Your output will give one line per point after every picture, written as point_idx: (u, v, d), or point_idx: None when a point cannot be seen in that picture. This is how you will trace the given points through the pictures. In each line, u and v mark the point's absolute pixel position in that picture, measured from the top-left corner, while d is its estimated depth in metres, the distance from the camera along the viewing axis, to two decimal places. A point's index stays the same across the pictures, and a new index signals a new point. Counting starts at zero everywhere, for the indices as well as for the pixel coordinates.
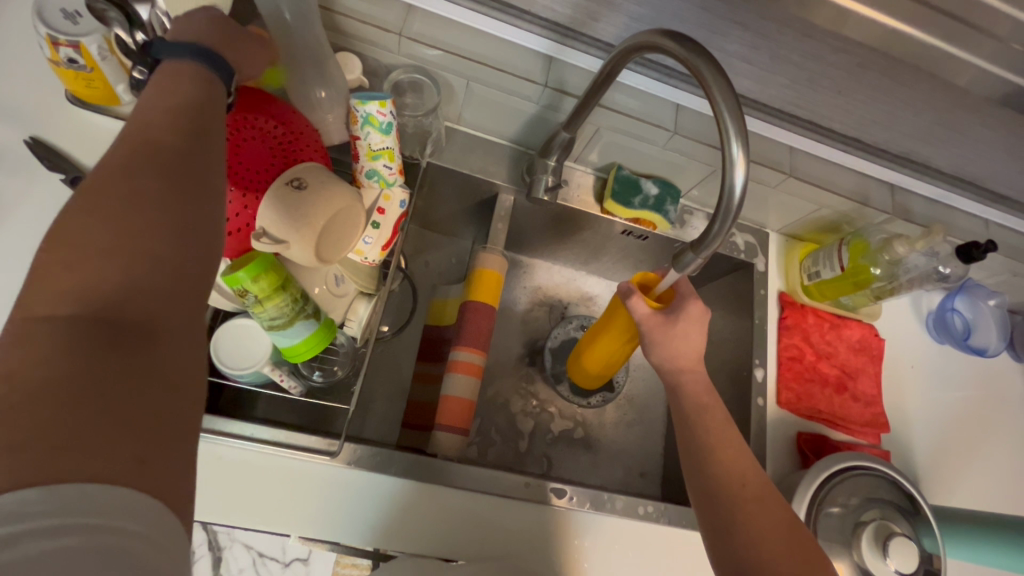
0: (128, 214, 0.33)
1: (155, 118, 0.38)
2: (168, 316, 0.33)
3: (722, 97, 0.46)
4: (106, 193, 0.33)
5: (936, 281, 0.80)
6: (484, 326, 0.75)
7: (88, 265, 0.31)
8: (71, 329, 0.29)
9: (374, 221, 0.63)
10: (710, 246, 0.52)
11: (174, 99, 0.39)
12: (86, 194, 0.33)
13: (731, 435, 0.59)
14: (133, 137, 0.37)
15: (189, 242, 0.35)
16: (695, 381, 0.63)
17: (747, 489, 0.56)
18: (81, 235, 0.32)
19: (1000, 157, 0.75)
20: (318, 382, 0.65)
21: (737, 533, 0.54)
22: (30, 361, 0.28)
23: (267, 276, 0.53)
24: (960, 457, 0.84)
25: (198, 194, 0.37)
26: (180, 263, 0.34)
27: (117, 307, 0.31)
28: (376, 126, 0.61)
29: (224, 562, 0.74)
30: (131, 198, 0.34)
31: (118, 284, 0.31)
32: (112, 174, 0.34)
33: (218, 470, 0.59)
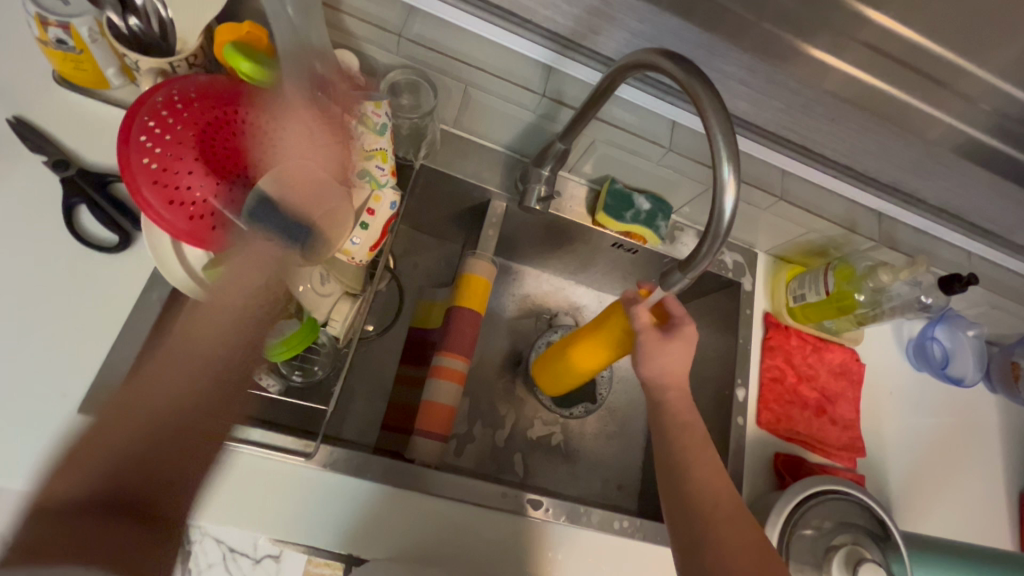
0: (165, 447, 0.49)
1: (210, 353, 0.53)
2: (165, 503, 0.48)
3: (717, 123, 0.46)
4: (163, 391, 0.50)
5: (918, 310, 0.80)
6: (468, 334, 0.73)
7: (142, 456, 0.47)
8: (87, 512, 0.43)
9: (363, 221, 0.62)
10: (699, 267, 0.52)
11: (247, 296, 0.54)
12: (169, 361, 0.52)
13: (707, 450, 0.60)
14: (193, 342, 0.53)
15: (202, 459, 0.52)
16: (676, 396, 0.63)
17: (719, 510, 0.56)
18: (146, 429, 0.49)
19: (984, 193, 0.77)
20: (297, 382, 0.65)
21: (707, 549, 0.54)
22: (67, 509, 0.43)
23: (250, 274, 0.53)
24: (932, 482, 0.85)
25: (227, 399, 0.54)
26: (185, 476, 0.50)
27: (133, 486, 0.47)
28: (372, 126, 0.61)
29: (193, 556, 0.73)
30: (170, 420, 0.50)
31: (139, 481, 0.47)
32: (172, 383, 0.51)
33: None
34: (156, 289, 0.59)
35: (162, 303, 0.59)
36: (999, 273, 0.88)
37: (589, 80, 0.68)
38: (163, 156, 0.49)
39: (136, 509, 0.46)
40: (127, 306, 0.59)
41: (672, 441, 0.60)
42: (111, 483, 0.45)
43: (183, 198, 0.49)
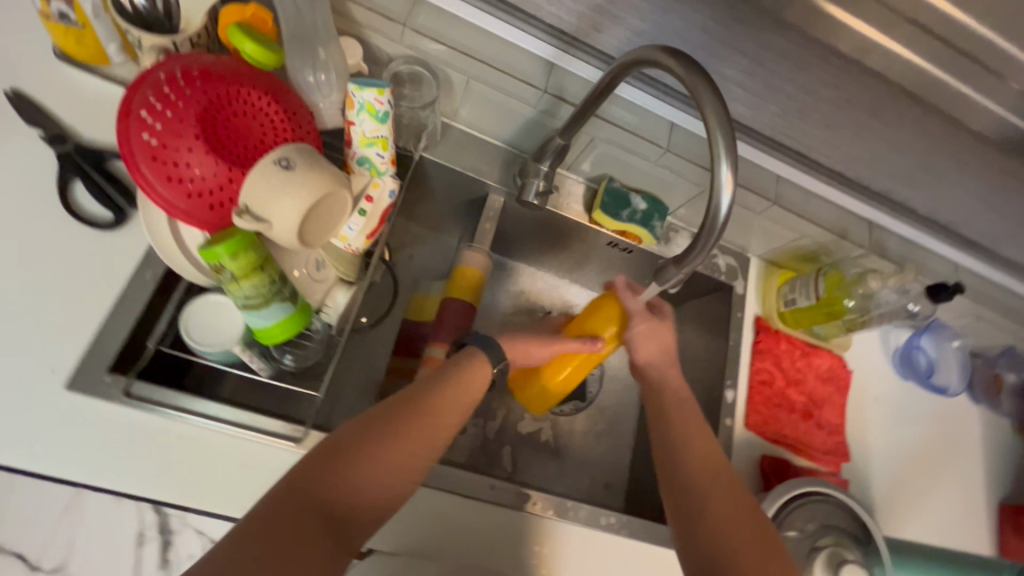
0: (375, 467, 0.48)
1: (425, 406, 0.55)
2: (347, 533, 0.46)
3: (718, 124, 0.47)
4: (391, 430, 0.51)
5: (904, 317, 0.82)
6: (463, 323, 0.75)
7: (342, 472, 0.47)
8: (297, 517, 0.42)
9: (361, 208, 0.62)
10: (693, 264, 0.52)
11: (463, 396, 0.58)
12: (383, 410, 0.52)
13: (705, 434, 0.62)
14: (413, 400, 0.55)
15: (392, 495, 0.50)
16: (670, 376, 0.70)
17: (712, 473, 0.58)
18: (331, 454, 0.47)
19: (968, 203, 0.80)
20: (289, 366, 0.62)
21: (706, 519, 0.54)
22: (281, 508, 0.43)
23: (244, 255, 0.52)
24: (914, 489, 0.87)
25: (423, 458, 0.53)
26: (370, 510, 0.48)
27: (336, 505, 0.45)
28: (373, 113, 0.60)
29: None
30: (387, 447, 0.50)
31: (343, 500, 0.46)
32: (394, 420, 0.52)
33: (174, 448, 0.57)
34: (149, 268, 0.59)
35: (155, 282, 0.58)
36: (982, 284, 0.91)
37: (589, 77, 0.69)
38: (162, 133, 0.49)
39: (304, 547, 0.41)
40: (119, 285, 0.58)
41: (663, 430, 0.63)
42: (322, 488, 0.45)
43: (181, 175, 0.50)
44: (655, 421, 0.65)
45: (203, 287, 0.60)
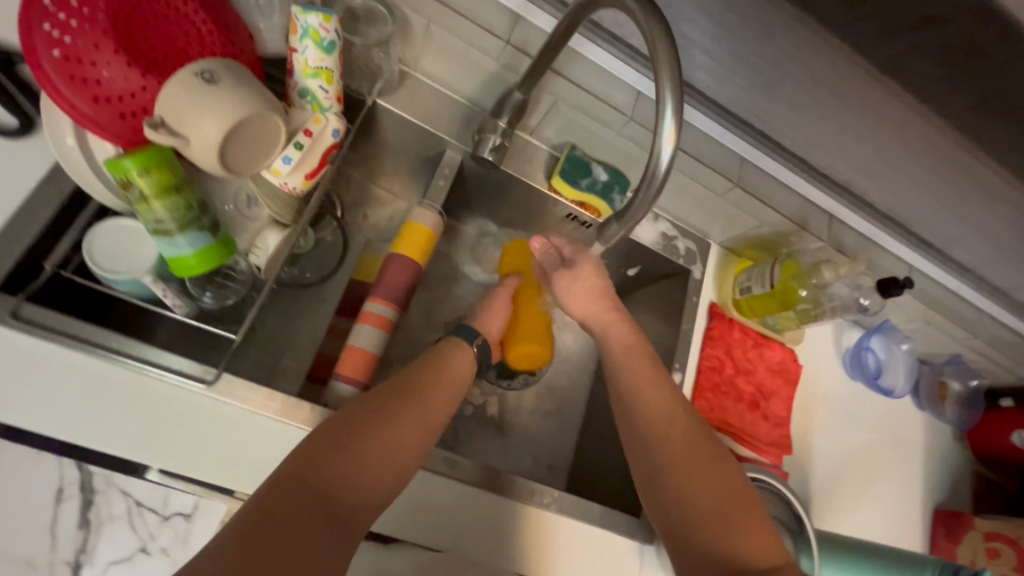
0: (368, 452, 0.50)
1: (413, 393, 0.56)
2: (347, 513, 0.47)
3: (669, 79, 0.45)
4: (377, 419, 0.52)
5: (856, 313, 0.80)
6: (404, 281, 0.70)
7: (339, 456, 0.48)
8: (292, 501, 0.44)
9: (297, 141, 0.57)
10: (634, 219, 0.51)
11: (450, 379, 0.61)
12: (370, 401, 0.54)
13: (653, 381, 0.63)
14: (400, 390, 0.56)
15: (393, 477, 0.50)
16: (613, 321, 0.67)
17: (672, 428, 0.60)
18: (330, 437, 0.49)
19: (925, 198, 0.81)
20: (209, 305, 0.59)
21: (663, 477, 0.58)
22: (277, 494, 0.44)
23: (158, 172, 0.49)
24: (852, 486, 0.87)
25: (419, 442, 0.54)
26: (371, 491, 0.49)
27: (331, 487, 0.46)
28: (317, 41, 0.56)
29: (92, 510, 0.55)
30: (376, 433, 0.51)
31: (339, 483, 0.47)
32: (383, 409, 0.53)
33: (66, 380, 0.51)
34: (56, 183, 0.54)
35: (61, 198, 0.54)
36: (935, 288, 0.91)
37: (543, 26, 0.66)
38: (66, 24, 0.44)
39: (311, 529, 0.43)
40: (19, 198, 0.53)
41: (625, 390, 0.63)
42: (316, 476, 0.46)
43: (87, 75, 0.45)
44: (609, 371, 0.65)
45: (116, 210, 0.55)
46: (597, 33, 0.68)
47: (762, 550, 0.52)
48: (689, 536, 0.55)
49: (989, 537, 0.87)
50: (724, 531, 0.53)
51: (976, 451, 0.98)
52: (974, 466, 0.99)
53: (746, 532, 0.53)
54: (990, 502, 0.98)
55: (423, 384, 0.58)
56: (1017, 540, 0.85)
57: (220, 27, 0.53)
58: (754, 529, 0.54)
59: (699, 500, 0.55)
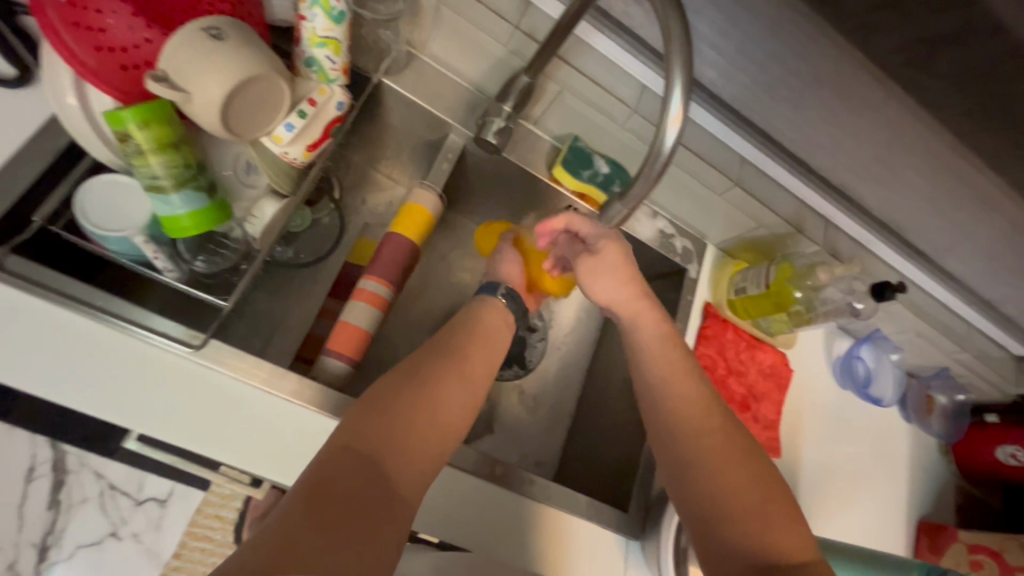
0: (414, 419, 0.50)
1: (451, 360, 0.57)
2: (401, 479, 0.47)
3: (679, 65, 0.44)
4: (418, 386, 0.53)
5: (847, 316, 0.80)
6: (400, 260, 0.70)
7: (395, 410, 0.50)
8: (350, 465, 0.44)
9: (301, 109, 0.56)
10: (637, 196, 0.51)
11: (492, 341, 0.62)
12: (407, 370, 0.54)
13: (685, 380, 0.62)
14: (445, 350, 0.58)
15: (439, 444, 0.51)
16: (641, 311, 0.67)
17: (707, 421, 0.59)
18: (385, 394, 0.51)
19: (922, 207, 0.81)
20: (201, 271, 0.58)
21: (692, 471, 0.57)
22: (334, 458, 0.44)
23: (157, 127, 0.48)
24: (839, 493, 0.87)
25: (462, 411, 0.55)
26: (422, 456, 0.49)
27: (384, 453, 0.47)
28: (327, 10, 0.56)
29: (65, 485, 0.87)
30: (420, 401, 0.51)
31: (392, 448, 0.47)
32: (429, 366, 0.55)
33: (51, 337, 0.50)
34: (51, 138, 0.53)
35: (55, 152, 0.53)
36: (919, 296, 0.93)
37: (552, 13, 0.66)
38: None
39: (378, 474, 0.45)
40: (12, 150, 0.52)
41: (654, 386, 0.63)
42: (375, 429, 0.48)
43: (91, 22, 0.45)
44: (639, 367, 0.65)
45: (111, 168, 0.54)
46: (605, 22, 0.67)
47: (796, 546, 0.51)
48: (720, 530, 0.53)
49: (973, 549, 0.87)
50: (760, 522, 0.52)
51: (961, 465, 0.98)
52: (959, 480, 0.99)
53: (782, 527, 0.52)
54: (972, 517, 0.98)
55: (468, 343, 0.60)
56: (999, 553, 0.85)
57: None
58: (789, 526, 0.52)
59: (731, 495, 0.54)
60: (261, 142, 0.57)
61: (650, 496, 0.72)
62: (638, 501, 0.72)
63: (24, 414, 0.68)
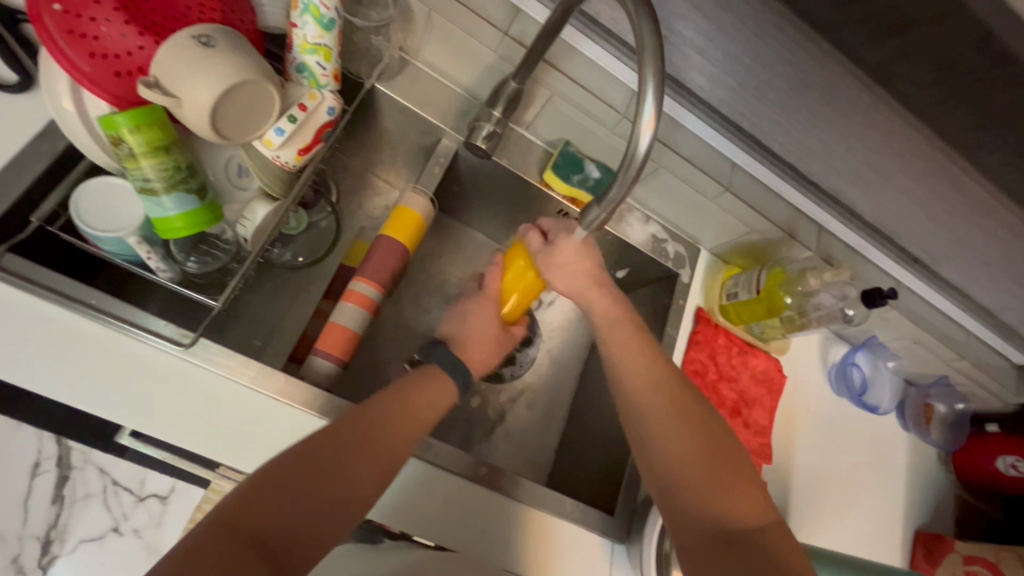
0: (309, 498, 0.48)
1: (373, 427, 0.54)
2: (289, 557, 0.46)
3: (651, 71, 0.46)
4: (325, 466, 0.49)
5: (840, 324, 0.80)
6: (391, 263, 0.71)
7: (289, 495, 0.47)
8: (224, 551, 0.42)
9: (291, 114, 0.57)
10: (614, 201, 0.52)
11: (421, 409, 0.59)
12: (315, 438, 0.51)
13: (644, 351, 0.63)
14: (368, 419, 0.54)
15: (336, 521, 0.49)
16: (598, 297, 0.67)
17: (659, 391, 0.61)
18: (287, 473, 0.48)
19: (915, 214, 0.81)
20: (193, 271, 0.60)
21: (652, 440, 0.59)
22: (204, 544, 0.42)
23: (149, 131, 0.49)
24: (832, 501, 0.86)
25: (374, 486, 0.52)
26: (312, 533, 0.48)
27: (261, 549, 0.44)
28: (317, 18, 0.57)
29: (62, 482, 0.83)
30: (321, 479, 0.49)
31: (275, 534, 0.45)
32: (345, 439, 0.52)
33: (44, 333, 0.52)
34: (50, 140, 0.55)
35: (53, 155, 0.54)
36: (916, 301, 0.92)
37: (538, 18, 0.67)
38: None
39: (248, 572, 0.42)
40: (12, 152, 0.54)
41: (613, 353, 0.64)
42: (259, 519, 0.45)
43: (85, 30, 0.46)
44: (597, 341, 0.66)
45: (109, 170, 0.56)
46: (593, 29, 0.68)
47: (749, 511, 0.54)
48: (679, 495, 0.56)
49: (969, 560, 0.86)
50: (711, 487, 0.55)
51: (960, 475, 0.97)
52: (959, 490, 0.98)
53: (740, 490, 0.55)
54: (970, 528, 0.97)
55: (394, 412, 0.56)
56: (995, 564, 0.83)
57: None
58: (745, 490, 0.55)
59: (693, 466, 0.56)
60: (253, 146, 0.58)
61: (636, 499, 0.72)
62: (626, 504, 0.72)
63: (29, 408, 0.70)
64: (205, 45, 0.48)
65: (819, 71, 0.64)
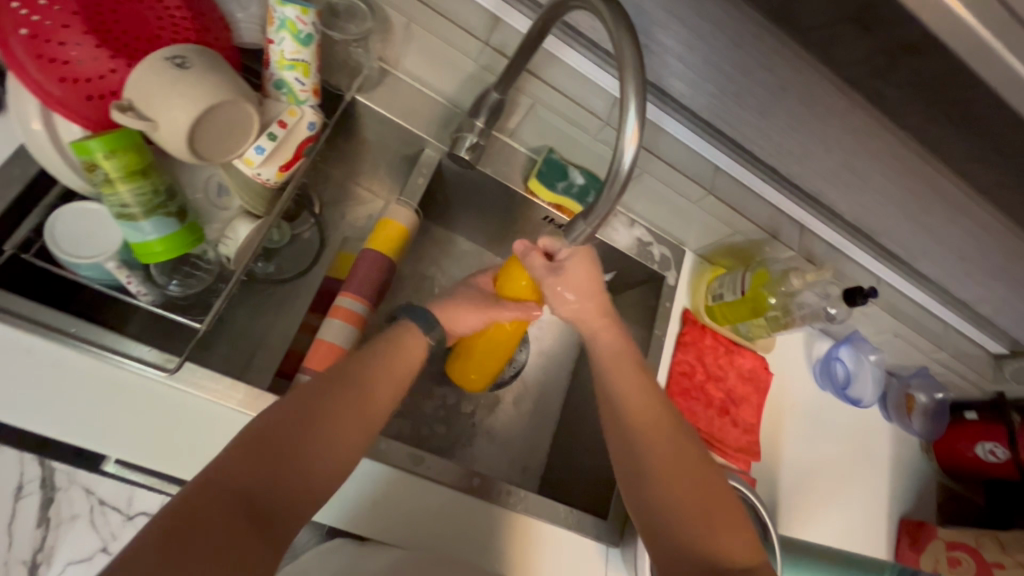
0: (304, 449, 0.48)
1: (360, 380, 0.55)
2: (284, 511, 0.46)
3: (633, 84, 0.47)
4: (319, 416, 0.50)
5: (823, 321, 0.83)
6: (377, 276, 0.70)
7: (282, 447, 0.47)
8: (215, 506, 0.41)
9: (271, 132, 0.56)
10: (599, 216, 0.53)
11: (404, 364, 0.60)
12: (309, 392, 0.51)
13: (640, 388, 0.64)
14: (352, 373, 0.55)
15: (331, 475, 0.50)
16: (602, 326, 0.68)
17: (654, 429, 0.61)
18: (280, 428, 0.48)
19: (893, 213, 0.83)
20: (175, 294, 0.59)
21: (646, 476, 0.59)
22: (196, 500, 0.41)
23: (125, 155, 0.48)
24: (819, 494, 0.88)
25: (364, 435, 0.53)
26: (304, 491, 0.47)
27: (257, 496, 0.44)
28: (293, 33, 0.56)
29: None
30: (310, 435, 0.49)
31: (269, 488, 0.45)
32: (334, 390, 0.53)
33: (23, 364, 0.51)
34: (20, 165, 0.54)
35: (24, 180, 0.53)
36: (893, 294, 0.95)
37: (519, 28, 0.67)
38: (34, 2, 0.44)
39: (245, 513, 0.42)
40: None
41: (611, 391, 0.64)
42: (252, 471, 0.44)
43: (54, 55, 0.45)
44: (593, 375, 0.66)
45: (83, 194, 0.55)
46: (573, 37, 0.68)
47: (740, 551, 0.55)
48: (665, 528, 0.57)
49: (952, 546, 0.88)
50: (702, 525, 0.56)
51: (941, 462, 1.00)
52: (940, 477, 1.01)
53: (733, 533, 0.56)
54: (951, 513, 0.99)
55: (376, 364, 0.57)
56: (977, 550, 0.87)
57: (193, 16, 0.52)
58: (736, 531, 0.56)
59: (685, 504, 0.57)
60: (234, 165, 0.57)
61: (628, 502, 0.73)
62: (618, 507, 0.73)
63: None
64: (179, 67, 0.47)
65: (796, 77, 0.65)
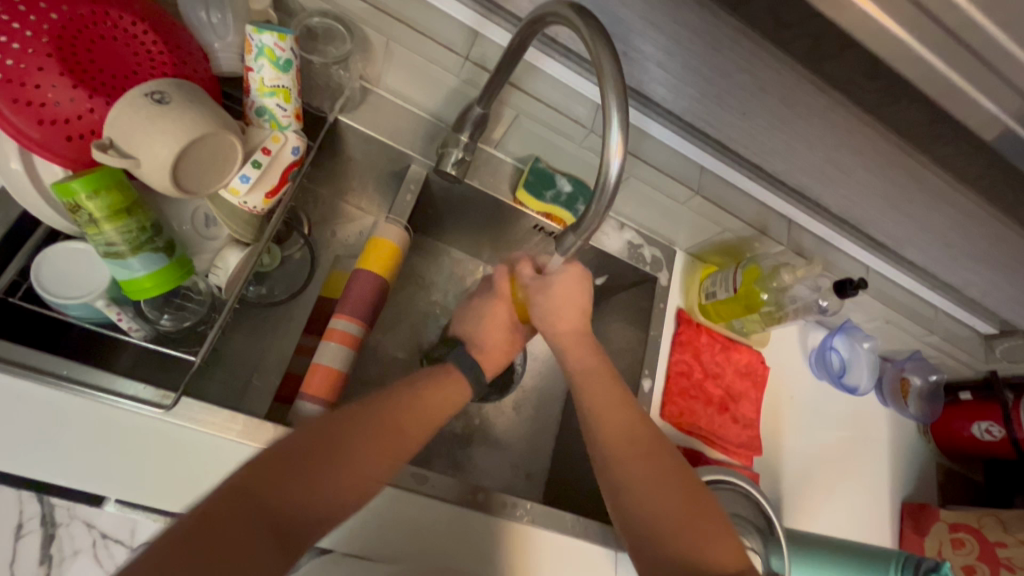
0: (333, 479, 0.48)
1: (394, 415, 0.54)
2: (293, 529, 0.46)
3: (614, 96, 0.47)
4: (353, 448, 0.50)
5: (815, 314, 0.85)
6: (370, 295, 0.70)
7: (313, 474, 0.47)
8: (239, 526, 0.42)
9: (256, 160, 0.56)
10: (589, 230, 0.54)
11: (441, 403, 0.59)
12: (343, 422, 0.51)
13: (620, 405, 0.64)
14: (387, 408, 0.54)
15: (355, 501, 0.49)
16: (594, 344, 0.69)
17: (630, 441, 0.62)
18: (311, 456, 0.48)
19: (879, 205, 0.84)
20: (167, 328, 0.58)
21: (627, 490, 0.60)
22: (215, 510, 0.42)
23: (109, 194, 0.48)
24: (821, 482, 0.89)
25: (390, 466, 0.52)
26: (327, 515, 0.48)
27: (277, 513, 0.45)
28: (272, 60, 0.56)
29: None
30: (341, 467, 0.49)
31: (288, 509, 0.45)
32: (368, 425, 0.52)
33: (17, 410, 0.50)
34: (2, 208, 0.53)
35: (7, 222, 0.53)
36: (881, 281, 0.96)
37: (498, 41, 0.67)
38: (6, 46, 0.44)
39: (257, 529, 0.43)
40: None
41: (590, 407, 0.65)
42: (281, 493, 0.45)
43: (31, 98, 0.45)
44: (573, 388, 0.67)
45: (69, 234, 0.55)
46: (552, 47, 0.66)
47: (724, 556, 0.56)
48: (652, 538, 0.58)
49: (954, 528, 0.89)
50: (692, 535, 0.56)
51: (938, 443, 1.01)
52: (938, 458, 1.02)
53: (716, 542, 0.56)
54: (950, 493, 1.01)
55: (408, 396, 0.57)
56: (978, 530, 0.88)
57: (169, 49, 0.52)
58: (718, 537, 0.57)
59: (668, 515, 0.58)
60: (219, 194, 0.57)
61: None
62: None
63: None
64: (157, 103, 0.47)
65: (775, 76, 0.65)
